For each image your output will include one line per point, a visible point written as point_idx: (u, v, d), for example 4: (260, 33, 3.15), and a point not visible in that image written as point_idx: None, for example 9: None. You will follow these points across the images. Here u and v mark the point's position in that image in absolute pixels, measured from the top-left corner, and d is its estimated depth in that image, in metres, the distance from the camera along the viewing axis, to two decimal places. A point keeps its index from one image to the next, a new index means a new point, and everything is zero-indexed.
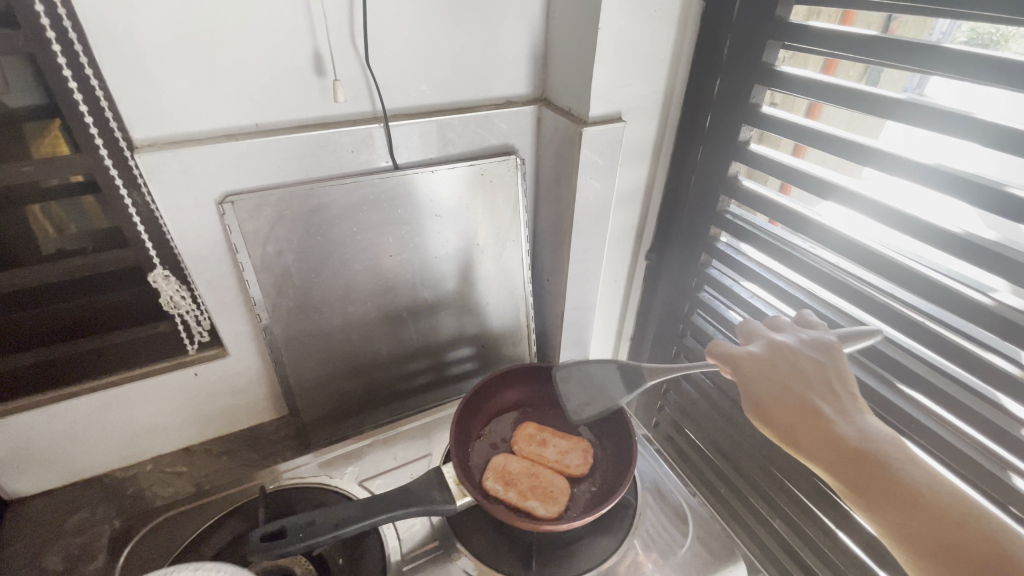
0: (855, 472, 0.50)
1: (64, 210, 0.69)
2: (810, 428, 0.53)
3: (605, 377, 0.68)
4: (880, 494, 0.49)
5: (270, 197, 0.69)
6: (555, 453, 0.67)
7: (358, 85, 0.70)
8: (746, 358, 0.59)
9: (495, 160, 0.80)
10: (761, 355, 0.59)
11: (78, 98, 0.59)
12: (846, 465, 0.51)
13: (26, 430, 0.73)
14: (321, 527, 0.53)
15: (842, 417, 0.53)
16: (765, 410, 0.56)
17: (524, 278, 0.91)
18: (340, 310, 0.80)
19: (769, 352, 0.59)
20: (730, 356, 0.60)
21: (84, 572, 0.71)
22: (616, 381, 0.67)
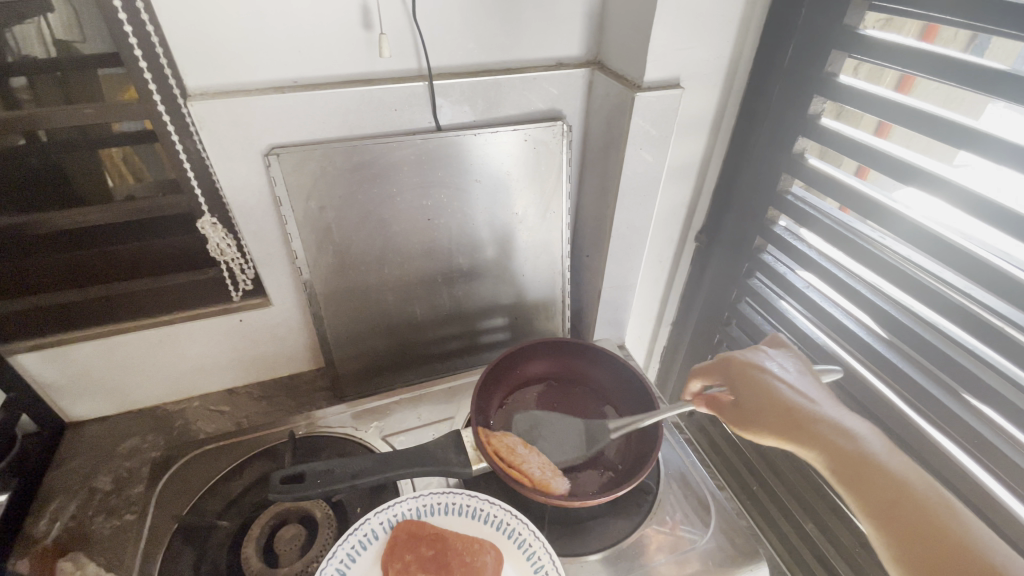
0: (838, 451, 0.52)
1: (135, 156, 0.76)
2: (800, 419, 0.55)
3: (569, 428, 0.67)
4: (867, 476, 0.50)
5: (314, 151, 0.70)
6: (540, 462, 0.61)
7: (404, 40, 0.68)
8: (737, 360, 0.62)
9: (540, 125, 0.77)
10: (749, 359, 0.62)
11: (133, 44, 0.60)
12: (840, 452, 0.52)
13: (89, 357, 0.80)
14: (338, 476, 0.55)
15: (836, 415, 0.55)
16: (755, 408, 0.58)
17: (562, 251, 0.89)
18: (377, 271, 0.81)
19: (757, 356, 0.63)
20: (721, 366, 0.63)
21: (132, 492, 0.78)
22: (577, 436, 0.66)
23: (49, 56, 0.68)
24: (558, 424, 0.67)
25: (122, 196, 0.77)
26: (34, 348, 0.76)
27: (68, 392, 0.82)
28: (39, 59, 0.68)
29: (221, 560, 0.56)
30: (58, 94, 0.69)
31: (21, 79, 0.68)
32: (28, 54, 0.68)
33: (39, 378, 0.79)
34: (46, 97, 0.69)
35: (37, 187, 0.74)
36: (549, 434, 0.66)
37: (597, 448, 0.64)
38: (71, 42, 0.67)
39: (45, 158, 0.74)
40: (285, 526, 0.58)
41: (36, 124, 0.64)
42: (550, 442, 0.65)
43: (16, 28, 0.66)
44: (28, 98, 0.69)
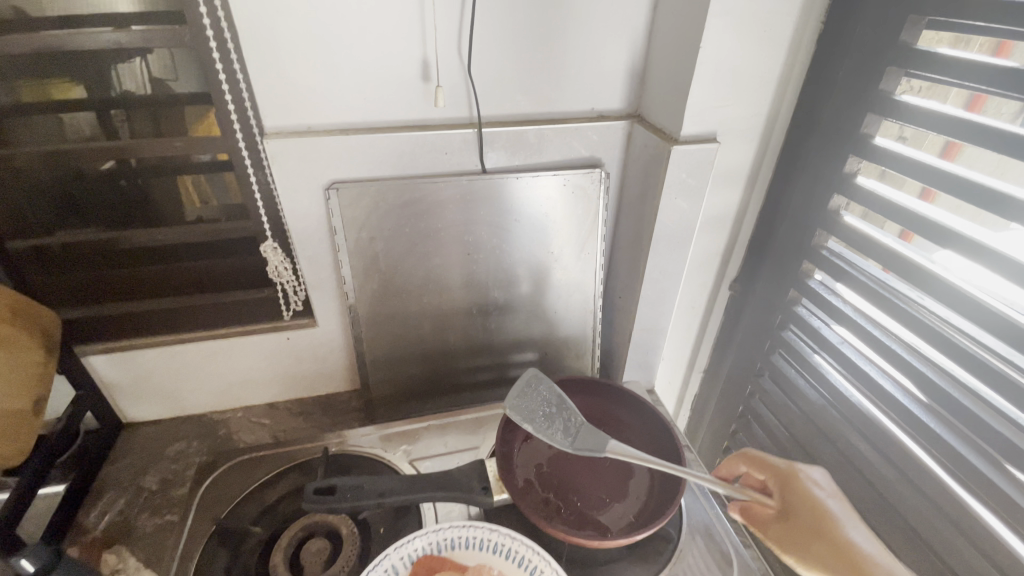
0: None
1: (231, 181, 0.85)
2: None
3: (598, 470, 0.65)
4: None
5: (370, 188, 0.76)
6: None
7: (459, 89, 0.74)
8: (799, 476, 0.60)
9: (580, 172, 0.82)
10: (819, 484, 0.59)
11: (224, 88, 0.69)
12: None
13: (151, 363, 0.87)
14: (367, 492, 0.57)
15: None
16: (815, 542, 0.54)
17: (595, 291, 0.91)
18: (416, 300, 0.86)
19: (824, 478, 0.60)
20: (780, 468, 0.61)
21: (175, 493, 0.82)
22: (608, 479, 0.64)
23: (146, 92, 0.77)
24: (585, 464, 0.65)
25: (194, 217, 0.85)
26: (105, 351, 0.84)
27: (127, 394, 0.89)
28: (138, 95, 0.77)
29: (251, 564, 0.59)
30: (151, 128, 0.79)
31: (119, 111, 0.77)
32: (130, 89, 0.77)
33: (104, 378, 0.87)
34: (139, 126, 0.79)
35: (130, 210, 0.84)
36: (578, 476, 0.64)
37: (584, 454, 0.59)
38: (167, 80, 0.77)
39: (135, 181, 0.83)
40: (313, 538, 0.61)
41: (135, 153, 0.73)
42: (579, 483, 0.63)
43: (120, 66, 0.76)
44: (132, 128, 0.79)
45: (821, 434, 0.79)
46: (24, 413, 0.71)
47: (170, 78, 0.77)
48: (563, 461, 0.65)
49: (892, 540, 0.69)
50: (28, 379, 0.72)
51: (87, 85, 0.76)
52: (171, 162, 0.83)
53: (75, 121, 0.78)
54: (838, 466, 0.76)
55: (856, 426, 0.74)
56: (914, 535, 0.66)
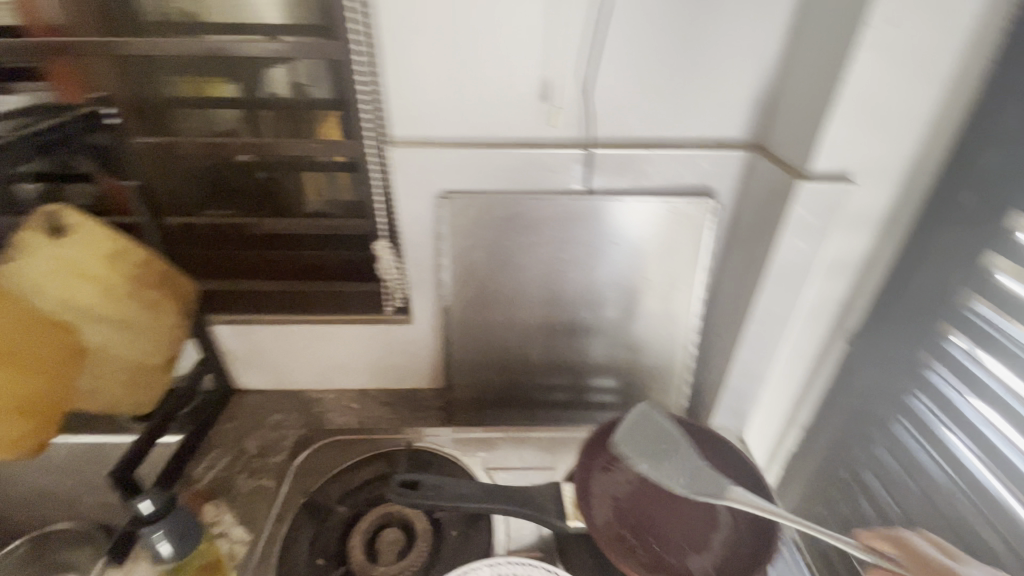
0: None
1: (343, 180, 0.90)
2: None
3: (681, 513, 0.61)
4: None
5: (477, 199, 0.79)
6: None
7: (574, 109, 0.75)
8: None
9: (690, 201, 0.79)
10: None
11: (363, 98, 0.75)
12: None
13: (267, 337, 0.96)
14: (447, 493, 0.58)
15: None
16: None
17: (693, 326, 0.87)
18: (507, 311, 0.88)
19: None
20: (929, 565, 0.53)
21: (271, 460, 0.90)
22: (692, 526, 0.60)
23: (286, 94, 0.83)
24: (669, 506, 0.62)
25: (315, 211, 0.93)
26: (229, 321, 0.94)
27: (243, 363, 1.00)
28: (279, 97, 0.84)
29: (333, 540, 0.63)
30: (286, 128, 0.84)
31: (264, 112, 0.84)
32: (272, 91, 0.84)
33: (226, 346, 0.97)
34: (276, 127, 0.85)
35: (260, 200, 0.93)
36: (660, 518, 0.61)
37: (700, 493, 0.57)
38: (304, 86, 0.82)
39: (267, 174, 0.91)
40: (388, 528, 0.63)
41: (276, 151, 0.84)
42: (661, 527, 0.60)
43: (265, 71, 0.83)
44: (272, 126, 0.85)
45: (945, 522, 0.68)
46: (156, 369, 0.78)
47: (312, 83, 0.82)
48: (643, 500, 0.62)
49: None
50: (163, 340, 0.78)
51: (240, 87, 0.83)
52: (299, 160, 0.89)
53: (220, 117, 0.85)
54: None
55: (992, 525, 0.62)
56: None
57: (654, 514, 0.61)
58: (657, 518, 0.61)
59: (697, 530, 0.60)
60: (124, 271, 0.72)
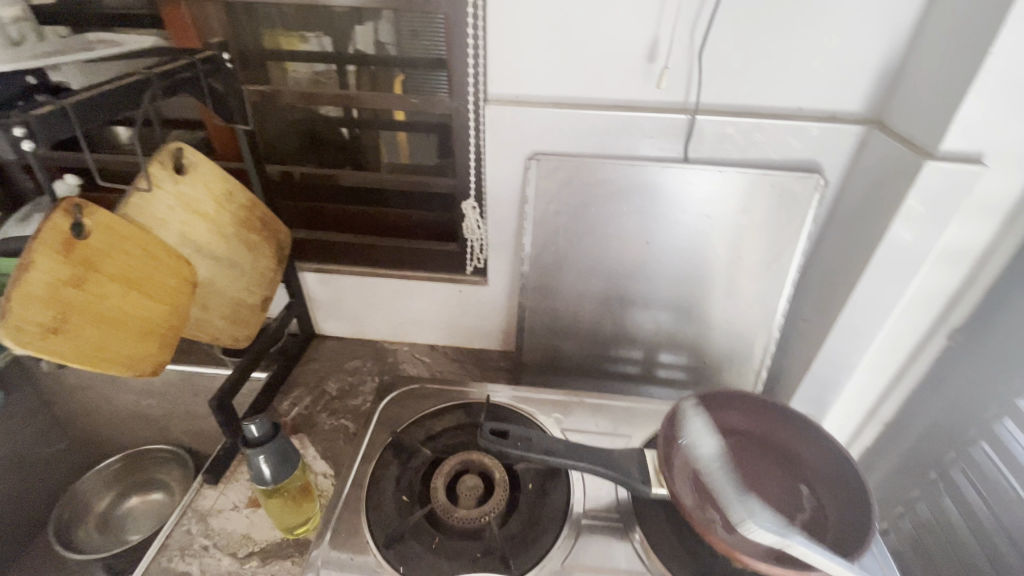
0: None
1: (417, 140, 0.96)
2: None
3: (763, 493, 0.60)
4: None
5: (568, 163, 0.78)
6: None
7: (681, 72, 0.72)
8: None
9: (794, 175, 0.75)
10: None
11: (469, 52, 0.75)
12: None
13: (350, 287, 1.00)
14: (536, 446, 0.59)
15: None
16: None
17: (778, 308, 0.84)
18: (585, 278, 0.87)
19: None
20: None
21: (349, 403, 0.94)
22: (775, 506, 0.59)
23: (371, 51, 0.88)
24: (751, 486, 0.61)
25: (401, 165, 0.95)
26: (318, 270, 0.99)
27: (325, 309, 1.05)
28: (367, 55, 0.88)
29: (416, 481, 0.66)
30: (368, 83, 0.88)
31: (353, 67, 0.89)
32: (360, 50, 0.88)
33: (311, 292, 1.02)
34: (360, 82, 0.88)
35: (346, 156, 0.98)
36: (743, 496, 0.60)
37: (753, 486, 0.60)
38: (385, 44, 0.87)
39: (354, 130, 0.97)
40: (468, 474, 0.65)
41: (359, 104, 0.82)
42: (742, 504, 0.59)
43: (355, 27, 0.87)
44: (364, 82, 0.88)
45: None
46: (252, 307, 0.83)
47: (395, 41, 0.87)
48: (726, 473, 0.62)
49: None
50: (261, 280, 0.84)
51: (331, 40, 0.88)
52: (388, 116, 0.95)
53: (296, 70, 0.89)
54: None
55: None
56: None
57: (735, 491, 0.61)
58: (738, 495, 0.60)
59: (782, 512, 0.59)
60: (230, 213, 0.77)
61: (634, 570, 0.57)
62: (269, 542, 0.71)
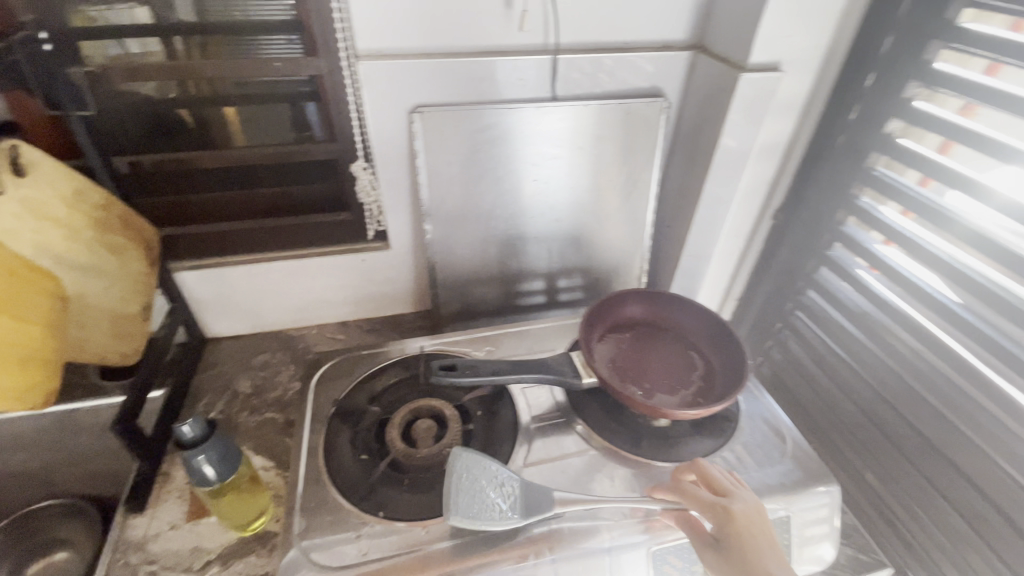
0: None
1: (281, 113, 0.87)
2: None
3: (666, 366, 0.73)
4: None
5: (450, 112, 0.81)
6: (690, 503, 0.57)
7: (540, 15, 0.78)
8: None
9: (643, 101, 0.87)
10: None
11: (334, 10, 0.72)
12: None
13: (240, 279, 0.93)
14: (481, 370, 0.65)
15: None
16: None
17: (647, 220, 0.98)
18: (484, 223, 0.92)
19: None
20: None
21: (270, 395, 0.90)
22: (679, 372, 0.72)
23: (200, 19, 0.76)
24: (657, 362, 0.73)
25: (263, 141, 0.88)
26: (196, 266, 0.90)
27: (213, 309, 0.96)
28: (190, 22, 0.76)
29: (371, 438, 0.68)
30: (202, 52, 0.77)
31: (182, 37, 0.76)
32: (180, 16, 0.76)
33: (193, 293, 0.93)
34: (195, 54, 0.77)
35: (199, 140, 0.86)
36: (653, 372, 0.72)
37: (654, 385, 0.71)
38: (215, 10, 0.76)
39: (200, 111, 0.85)
40: (419, 419, 0.69)
41: (199, 74, 0.75)
42: (654, 378, 0.72)
43: None
44: (194, 53, 0.77)
45: (859, 337, 0.89)
46: (134, 318, 0.74)
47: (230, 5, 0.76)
48: (636, 356, 0.74)
49: (913, 419, 0.81)
50: (139, 287, 0.74)
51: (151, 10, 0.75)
52: (231, 88, 0.84)
53: (111, 48, 0.76)
54: (876, 364, 0.86)
55: (897, 331, 0.83)
56: (946, 416, 0.76)
57: (647, 370, 0.73)
58: (650, 372, 0.72)
59: (684, 374, 0.72)
60: (85, 213, 0.68)
61: (583, 453, 0.66)
62: (226, 546, 0.68)
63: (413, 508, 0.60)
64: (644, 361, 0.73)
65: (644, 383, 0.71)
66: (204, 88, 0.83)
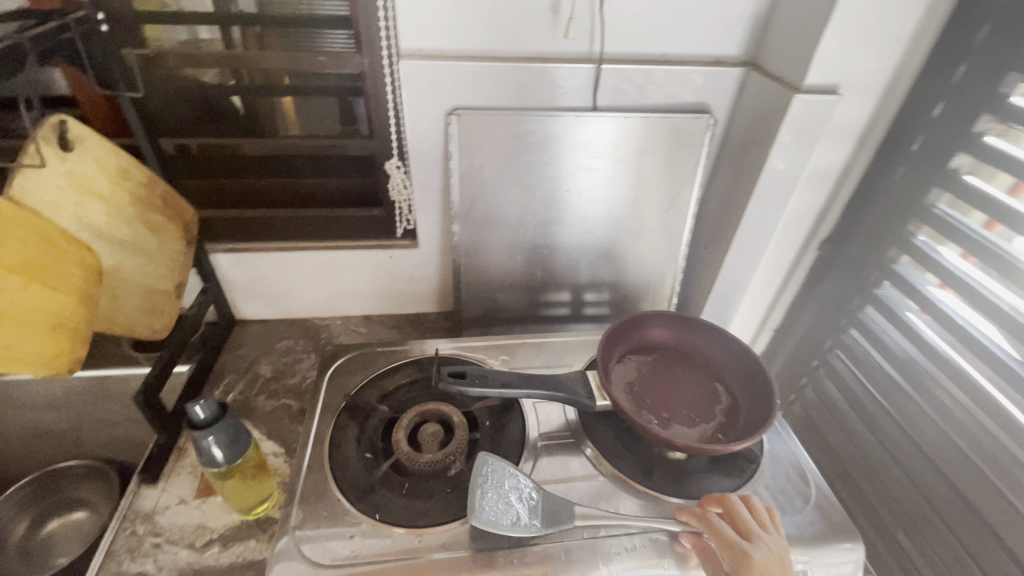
0: None
1: (326, 106, 0.90)
2: None
3: (688, 395, 0.70)
4: None
5: (488, 116, 0.80)
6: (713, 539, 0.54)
7: (588, 21, 0.76)
8: None
9: (688, 116, 0.83)
10: None
11: (380, 7, 0.72)
12: None
13: (271, 265, 0.95)
14: (491, 381, 0.64)
15: None
16: None
17: (683, 240, 0.94)
18: (514, 230, 0.91)
19: None
20: None
21: (288, 381, 0.92)
22: (701, 404, 0.69)
23: (256, 10, 0.79)
24: (678, 391, 0.70)
25: (303, 132, 0.90)
26: (229, 250, 0.92)
27: (243, 292, 0.99)
28: (249, 14, 0.79)
29: (377, 437, 0.67)
30: (256, 43, 0.80)
31: (238, 27, 0.80)
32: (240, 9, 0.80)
33: (226, 276, 0.96)
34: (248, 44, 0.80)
35: (248, 126, 0.90)
36: (673, 401, 0.69)
37: (672, 415, 0.67)
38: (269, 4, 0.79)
39: (252, 99, 0.89)
40: (426, 423, 0.68)
41: (252, 64, 0.77)
42: (673, 408, 0.68)
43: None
44: (249, 43, 0.80)
45: (901, 384, 0.83)
46: (166, 294, 0.77)
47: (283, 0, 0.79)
48: (654, 381, 0.71)
49: (956, 481, 0.74)
50: (174, 262, 0.78)
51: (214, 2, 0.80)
52: (278, 80, 0.87)
53: (171, 34, 0.79)
54: (920, 416, 0.80)
55: (946, 383, 0.76)
56: (997, 484, 0.69)
57: (666, 398, 0.69)
58: (669, 400, 0.69)
59: (706, 406, 0.68)
60: (127, 190, 0.71)
61: (590, 477, 0.64)
62: (228, 527, 0.69)
63: (410, 515, 0.59)
64: (664, 388, 0.70)
65: (662, 411, 0.68)
66: (257, 78, 0.88)
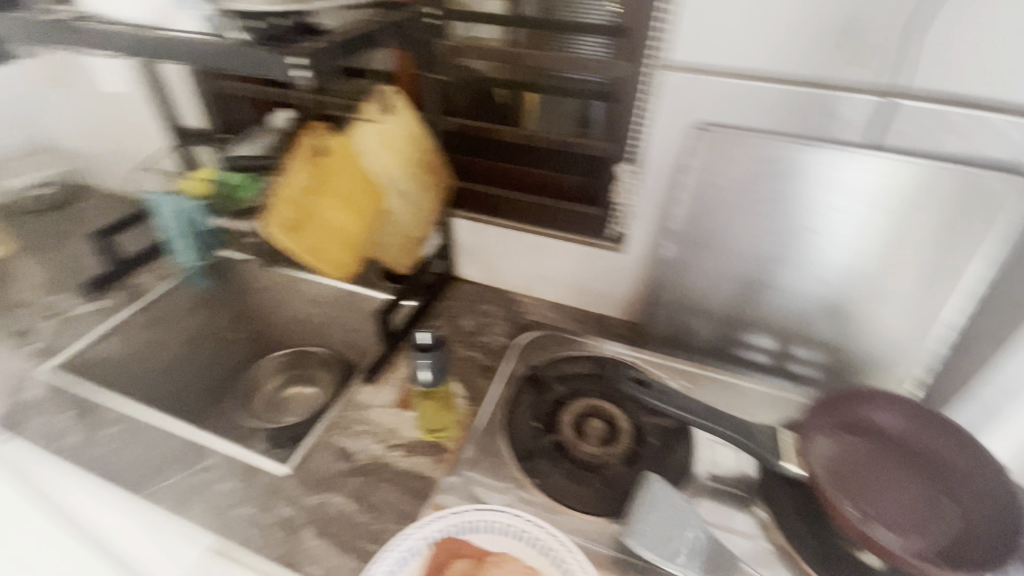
0: None
1: (584, 107, 0.93)
2: None
3: (904, 499, 0.58)
4: None
5: (739, 137, 0.78)
6: None
7: (897, 48, 0.65)
8: None
9: (1000, 175, 0.67)
10: None
11: (657, 20, 0.74)
12: None
13: (495, 237, 1.08)
14: (671, 400, 0.63)
15: None
16: None
17: (946, 319, 0.78)
18: (732, 258, 0.87)
19: None
20: None
21: (480, 340, 1.03)
22: (921, 516, 0.57)
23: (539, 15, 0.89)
24: (891, 490, 0.59)
25: (549, 127, 0.97)
26: (468, 217, 1.08)
27: (466, 255, 1.14)
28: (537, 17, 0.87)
29: (547, 414, 0.72)
30: (534, 44, 0.90)
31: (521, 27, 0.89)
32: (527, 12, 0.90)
33: (458, 238, 1.12)
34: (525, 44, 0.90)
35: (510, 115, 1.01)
36: (882, 498, 0.58)
37: (878, 511, 0.57)
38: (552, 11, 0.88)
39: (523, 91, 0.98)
40: (594, 417, 0.72)
41: (525, 61, 0.90)
42: (880, 504, 0.58)
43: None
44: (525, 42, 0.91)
45: None
46: (412, 241, 0.92)
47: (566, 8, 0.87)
48: (864, 465, 0.61)
49: None
50: (425, 219, 0.91)
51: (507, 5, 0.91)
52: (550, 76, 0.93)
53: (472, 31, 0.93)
54: None
55: None
56: None
57: (874, 491, 0.59)
58: (877, 495, 0.59)
59: (926, 521, 0.56)
60: (414, 152, 0.85)
61: (754, 539, 0.58)
62: (410, 441, 0.82)
63: (563, 494, 0.63)
64: (874, 480, 0.60)
65: (867, 504, 0.58)
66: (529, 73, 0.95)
